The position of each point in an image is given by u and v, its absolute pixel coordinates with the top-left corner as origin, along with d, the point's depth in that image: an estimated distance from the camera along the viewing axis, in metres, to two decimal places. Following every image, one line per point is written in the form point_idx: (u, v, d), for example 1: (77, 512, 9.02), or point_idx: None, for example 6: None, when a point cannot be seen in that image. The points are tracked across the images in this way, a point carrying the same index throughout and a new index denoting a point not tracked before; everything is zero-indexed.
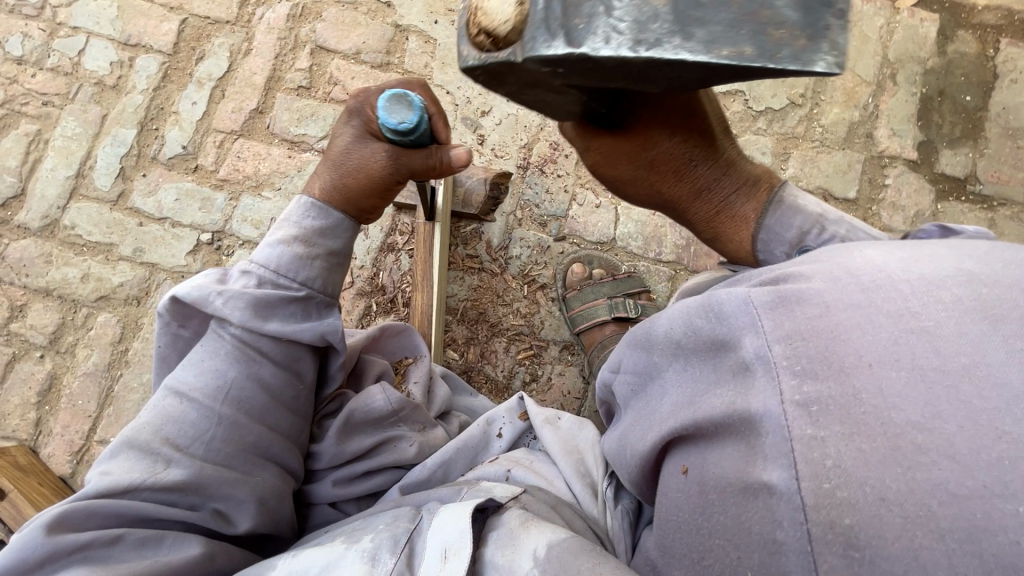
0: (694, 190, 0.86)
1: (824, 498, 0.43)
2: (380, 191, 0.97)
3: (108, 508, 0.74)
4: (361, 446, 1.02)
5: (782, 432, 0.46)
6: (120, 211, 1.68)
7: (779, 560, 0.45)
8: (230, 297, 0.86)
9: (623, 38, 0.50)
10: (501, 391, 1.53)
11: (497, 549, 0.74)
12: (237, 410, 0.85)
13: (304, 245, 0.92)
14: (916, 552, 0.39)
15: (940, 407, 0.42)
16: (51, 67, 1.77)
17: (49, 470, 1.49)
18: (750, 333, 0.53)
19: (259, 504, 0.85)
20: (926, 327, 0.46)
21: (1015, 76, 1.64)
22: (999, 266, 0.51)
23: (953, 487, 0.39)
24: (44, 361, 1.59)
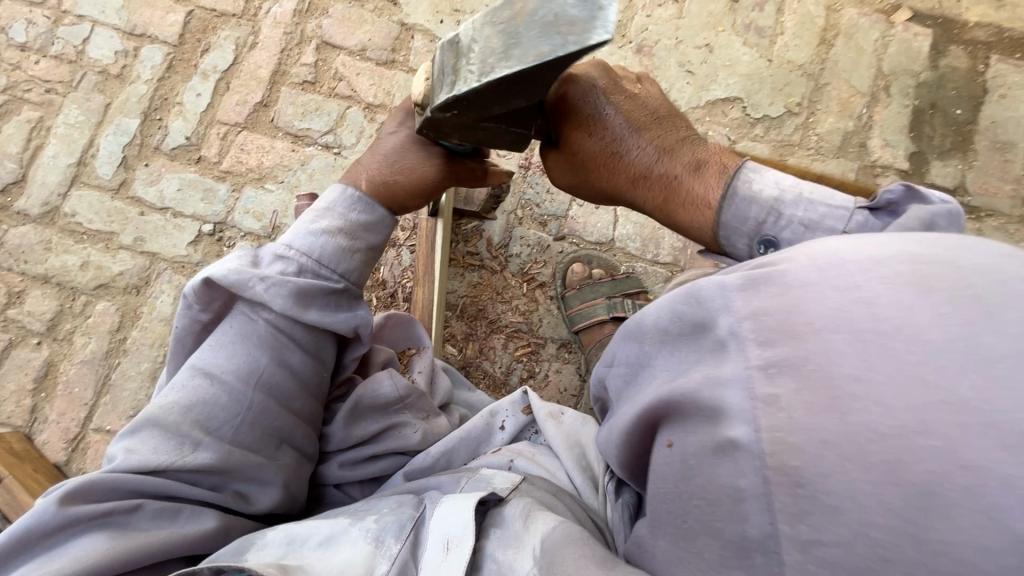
0: (632, 182, 0.86)
1: (779, 446, 0.46)
2: (426, 193, 1.02)
3: (133, 483, 0.75)
4: (367, 432, 1.04)
5: (744, 393, 0.49)
6: (121, 200, 1.68)
7: (742, 507, 0.48)
8: (272, 284, 0.88)
9: (469, 74, 0.68)
10: (499, 387, 1.55)
11: (499, 546, 0.75)
12: (266, 396, 0.86)
13: (346, 238, 0.96)
14: (850, 485, 0.42)
15: (874, 363, 0.44)
16: (54, 55, 1.78)
17: (43, 457, 1.48)
18: (723, 312, 0.55)
19: (283, 488, 0.87)
20: (866, 296, 0.47)
21: (1004, 92, 1.69)
22: (945, 247, 0.50)
23: (879, 427, 0.42)
24: (41, 348, 1.58)
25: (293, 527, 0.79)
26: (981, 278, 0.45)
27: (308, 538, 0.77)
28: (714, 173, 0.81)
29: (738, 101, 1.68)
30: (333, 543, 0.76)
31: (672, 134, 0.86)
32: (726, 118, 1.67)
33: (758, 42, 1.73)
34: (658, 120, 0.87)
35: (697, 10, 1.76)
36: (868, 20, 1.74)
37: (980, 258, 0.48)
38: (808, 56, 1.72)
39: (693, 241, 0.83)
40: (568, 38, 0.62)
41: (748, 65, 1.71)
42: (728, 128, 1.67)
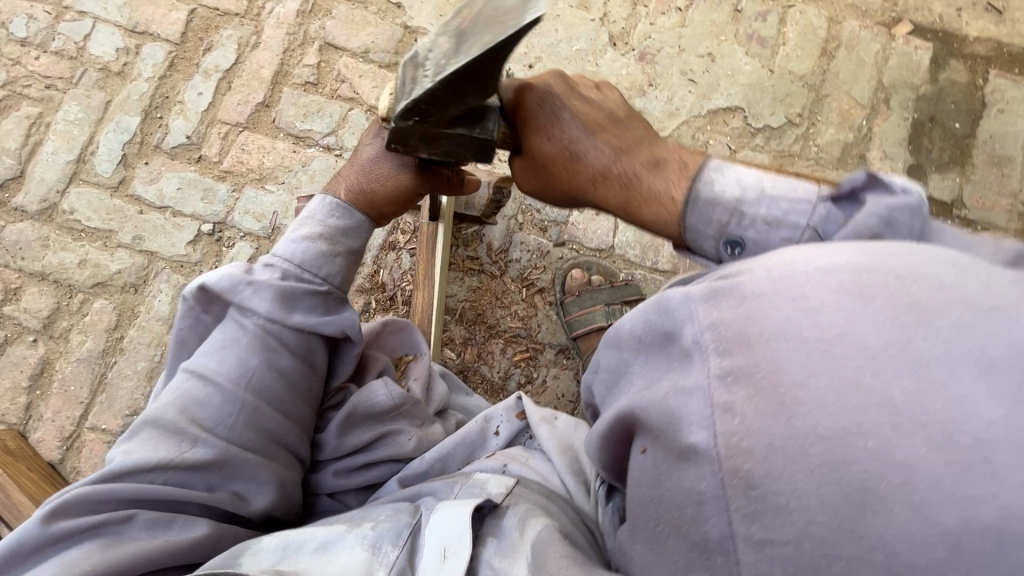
0: (590, 182, 0.83)
1: (733, 450, 0.47)
2: (403, 200, 0.99)
3: (126, 489, 0.76)
4: (361, 440, 1.03)
5: (704, 400, 0.51)
6: (120, 198, 1.67)
7: (703, 510, 0.49)
8: (257, 289, 0.90)
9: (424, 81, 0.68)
10: (496, 392, 1.55)
11: (495, 553, 0.76)
12: (258, 396, 0.86)
13: (328, 243, 0.95)
14: (795, 486, 0.44)
15: (815, 369, 0.46)
16: (55, 51, 1.77)
17: (38, 455, 1.47)
18: (689, 323, 0.55)
19: (278, 485, 0.86)
20: (813, 306, 0.49)
21: (1002, 107, 1.70)
22: (890, 255, 0.53)
23: (820, 430, 0.44)
24: (37, 346, 1.58)
25: (288, 533, 0.78)
26: (919, 285, 0.49)
27: (304, 543, 0.76)
28: (676, 174, 0.79)
29: (739, 110, 1.69)
30: (329, 548, 0.76)
31: (629, 133, 0.83)
32: (726, 128, 1.68)
33: (760, 52, 1.74)
34: (614, 121, 0.84)
35: (699, 19, 1.77)
36: (869, 33, 1.75)
37: (919, 264, 0.51)
38: (809, 67, 1.72)
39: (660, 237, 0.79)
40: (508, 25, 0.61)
41: (749, 75, 1.72)
42: (728, 137, 1.68)
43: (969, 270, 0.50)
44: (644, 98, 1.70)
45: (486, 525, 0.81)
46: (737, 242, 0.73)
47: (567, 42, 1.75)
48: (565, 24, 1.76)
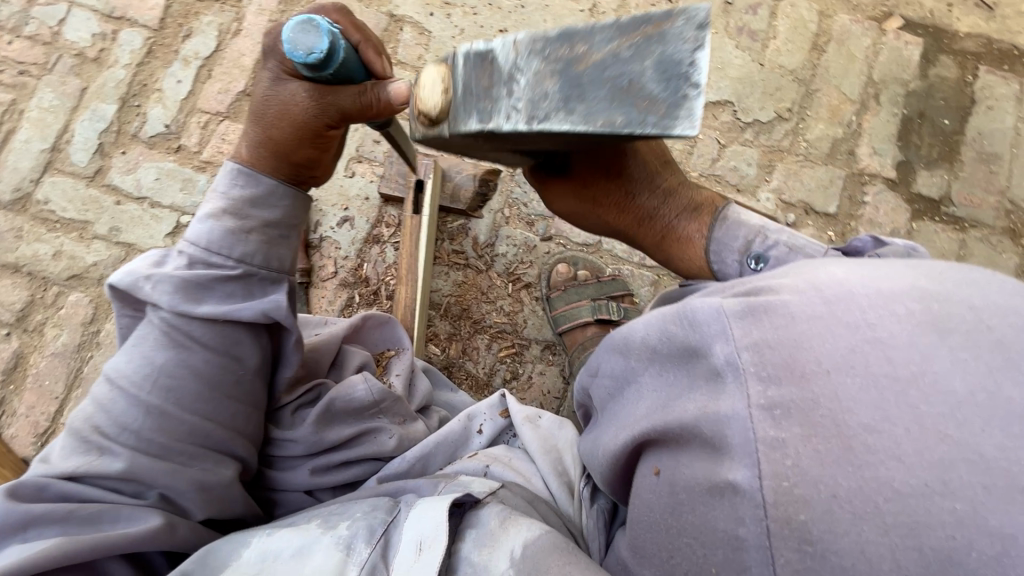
0: (636, 221, 1.03)
1: (783, 496, 0.44)
2: (309, 138, 0.91)
3: (53, 487, 0.74)
4: (340, 436, 1.01)
5: (748, 434, 0.47)
6: (96, 188, 1.63)
7: (742, 557, 0.46)
8: (158, 281, 0.84)
9: (520, 115, 0.67)
10: (482, 388, 1.53)
11: (474, 547, 0.74)
12: (165, 399, 0.80)
13: (236, 220, 0.88)
14: (864, 546, 0.41)
15: (889, 411, 0.44)
16: (28, 35, 1.72)
17: (11, 452, 1.43)
18: (721, 340, 0.54)
19: (201, 491, 0.81)
20: (881, 339, 0.48)
21: (991, 104, 1.70)
22: (950, 285, 0.53)
23: (897, 485, 0.41)
24: (10, 339, 1.53)
25: (266, 542, 0.75)
26: (1001, 325, 0.48)
27: (280, 551, 0.74)
28: (698, 214, 0.98)
29: (728, 104, 1.67)
30: (306, 552, 0.74)
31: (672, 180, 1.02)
32: (716, 121, 1.66)
33: (750, 46, 1.72)
34: (665, 167, 1.02)
35: None
36: (860, 27, 1.74)
37: (997, 302, 0.50)
38: (799, 61, 1.71)
39: (685, 270, 1.00)
40: (635, 101, 0.62)
41: (739, 68, 1.70)
42: (718, 131, 1.66)
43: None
44: None
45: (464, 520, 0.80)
46: (761, 256, 0.88)
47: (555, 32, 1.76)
48: (553, 13, 1.78)
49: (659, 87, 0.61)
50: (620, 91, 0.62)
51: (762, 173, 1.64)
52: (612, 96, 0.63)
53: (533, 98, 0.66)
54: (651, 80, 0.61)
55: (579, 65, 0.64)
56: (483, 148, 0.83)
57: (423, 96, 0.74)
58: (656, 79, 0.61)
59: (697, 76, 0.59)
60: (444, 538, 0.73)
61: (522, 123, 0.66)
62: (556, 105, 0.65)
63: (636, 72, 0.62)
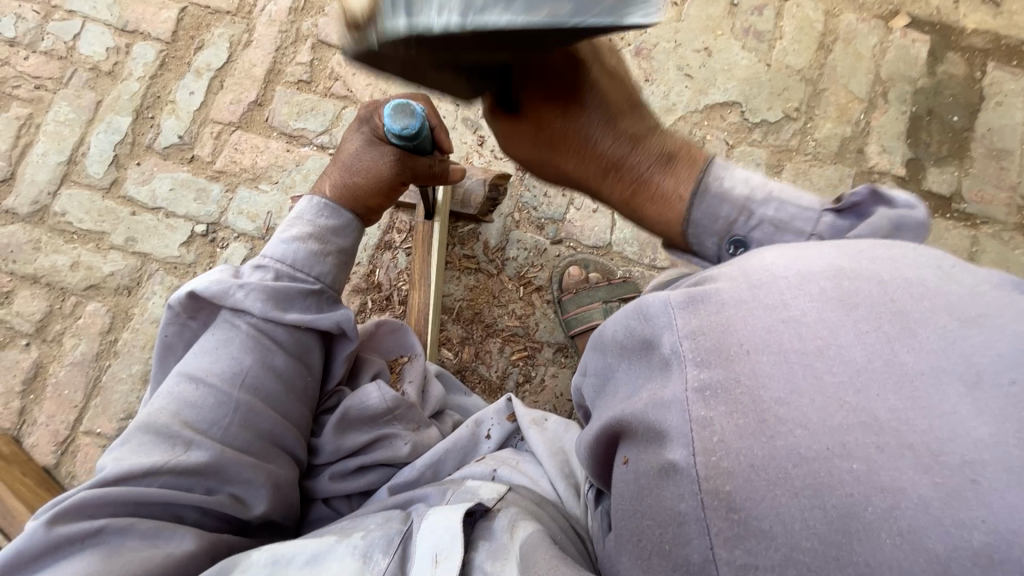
0: (600, 171, 0.80)
1: (712, 469, 0.45)
2: (386, 191, 1.04)
3: (123, 495, 0.73)
4: (357, 442, 1.03)
5: (683, 414, 0.48)
6: (112, 200, 1.65)
7: (684, 531, 0.46)
8: (250, 290, 0.90)
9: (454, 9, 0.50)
10: (495, 391, 1.54)
11: (487, 557, 0.75)
12: (252, 396, 0.86)
13: (318, 242, 0.97)
14: (778, 509, 0.41)
15: (797, 384, 0.45)
16: (44, 50, 1.74)
17: (32, 460, 1.46)
18: (668, 332, 0.55)
19: (275, 487, 0.85)
20: (793, 318, 0.49)
21: (1000, 99, 1.69)
22: (867, 262, 0.54)
23: (803, 449, 0.42)
24: (30, 350, 1.56)
25: (278, 546, 0.76)
26: (903, 298, 0.48)
27: (294, 556, 0.74)
28: (682, 168, 0.77)
29: (736, 105, 1.68)
30: (320, 561, 0.74)
31: (643, 121, 0.79)
32: (724, 122, 1.67)
33: (757, 46, 1.72)
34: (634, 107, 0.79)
35: (695, 14, 1.75)
36: (867, 25, 1.74)
37: (906, 276, 0.51)
38: (806, 61, 1.71)
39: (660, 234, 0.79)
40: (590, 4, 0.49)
41: (746, 69, 1.71)
42: (726, 132, 1.67)
43: (955, 279, 0.51)
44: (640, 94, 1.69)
45: (478, 529, 0.81)
46: (742, 243, 0.74)
47: None
48: None
49: None
50: None
51: (770, 173, 1.64)
52: None
53: None
54: None
55: None
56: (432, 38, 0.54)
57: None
58: None
59: None
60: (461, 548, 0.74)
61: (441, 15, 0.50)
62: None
63: None
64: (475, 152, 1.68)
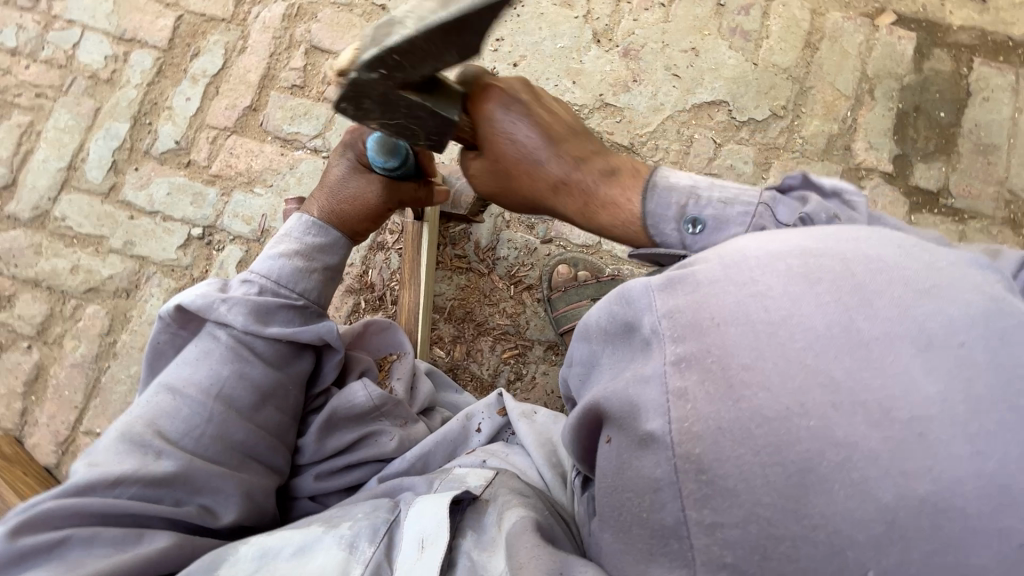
0: (549, 189, 0.80)
1: (685, 435, 0.49)
2: (374, 218, 1.07)
3: (89, 506, 0.75)
4: (341, 442, 1.05)
5: (661, 387, 0.52)
6: (110, 204, 1.69)
7: (660, 496, 0.51)
8: (233, 304, 0.93)
9: None
10: (486, 389, 1.56)
11: (474, 547, 0.78)
12: (226, 407, 0.89)
13: (304, 260, 1.01)
14: (742, 469, 0.46)
15: (762, 351, 0.48)
16: (45, 59, 1.78)
17: (34, 460, 1.49)
18: (647, 312, 0.57)
19: (245, 496, 0.87)
20: (760, 291, 0.51)
21: (987, 95, 1.70)
22: (830, 239, 0.56)
23: (765, 411, 0.46)
24: (31, 352, 1.59)
25: (266, 539, 0.78)
26: (863, 272, 0.50)
27: (281, 550, 0.76)
28: (628, 182, 0.79)
29: (723, 104, 1.70)
30: (307, 552, 0.76)
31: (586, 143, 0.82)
32: (711, 121, 1.69)
33: (744, 46, 1.74)
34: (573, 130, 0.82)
35: (682, 14, 1.76)
36: (853, 23, 1.75)
37: (867, 253, 0.52)
38: (793, 60, 1.73)
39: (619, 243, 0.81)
40: None
41: (733, 68, 1.72)
42: (713, 131, 1.69)
43: (914, 256, 0.53)
44: (628, 94, 1.71)
45: (466, 518, 0.84)
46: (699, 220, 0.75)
47: (550, 39, 1.76)
48: (549, 20, 1.77)
49: None
50: None
51: (758, 171, 1.66)
52: None
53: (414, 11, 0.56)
54: None
55: None
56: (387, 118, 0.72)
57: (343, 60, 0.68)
58: None
59: None
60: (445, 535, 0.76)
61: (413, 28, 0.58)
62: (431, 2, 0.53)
63: None
64: None
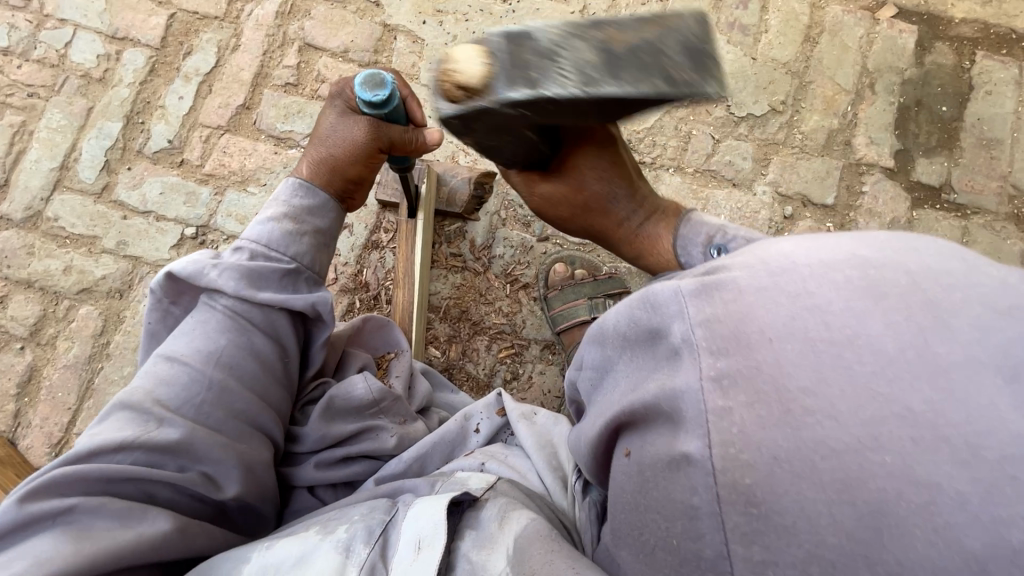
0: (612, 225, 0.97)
1: (730, 461, 0.46)
2: (361, 160, 1.01)
3: (93, 473, 0.73)
4: (344, 430, 1.03)
5: (698, 405, 0.48)
6: (104, 204, 1.68)
7: (696, 525, 0.47)
8: (223, 269, 0.91)
9: (572, 82, 0.68)
10: (482, 389, 1.54)
11: (474, 546, 0.76)
12: (227, 374, 0.87)
13: (293, 223, 0.98)
14: (801, 503, 0.42)
15: (825, 374, 0.45)
16: (37, 59, 1.77)
17: (27, 462, 1.48)
18: (677, 319, 0.55)
19: (246, 468, 0.85)
20: (817, 304, 0.49)
21: (990, 88, 1.67)
22: (891, 251, 0.53)
23: (833, 442, 0.42)
24: (24, 353, 1.58)
25: (264, 555, 0.75)
26: (934, 287, 0.48)
27: (281, 562, 0.74)
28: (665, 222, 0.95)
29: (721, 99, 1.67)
30: (307, 560, 0.74)
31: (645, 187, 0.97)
32: (709, 117, 1.67)
33: (742, 40, 1.72)
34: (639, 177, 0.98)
35: (680, 8, 1.74)
36: (853, 17, 1.73)
37: (934, 266, 0.50)
38: (792, 54, 1.70)
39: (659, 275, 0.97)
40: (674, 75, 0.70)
41: (731, 63, 1.70)
42: (712, 126, 1.66)
43: (982, 271, 0.50)
44: None
45: (465, 518, 0.81)
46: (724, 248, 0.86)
47: None
48: (544, 16, 1.76)
49: (688, 60, 0.73)
50: (656, 65, 0.71)
51: (757, 167, 1.64)
52: (654, 70, 0.70)
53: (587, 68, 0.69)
54: (679, 55, 0.72)
55: (614, 44, 0.71)
56: (490, 133, 0.79)
57: (460, 69, 0.72)
58: (684, 55, 0.73)
59: (708, 48, 0.74)
60: (442, 536, 0.75)
61: (579, 87, 0.68)
62: (606, 74, 0.69)
63: (667, 53, 0.72)
64: (461, 151, 1.69)
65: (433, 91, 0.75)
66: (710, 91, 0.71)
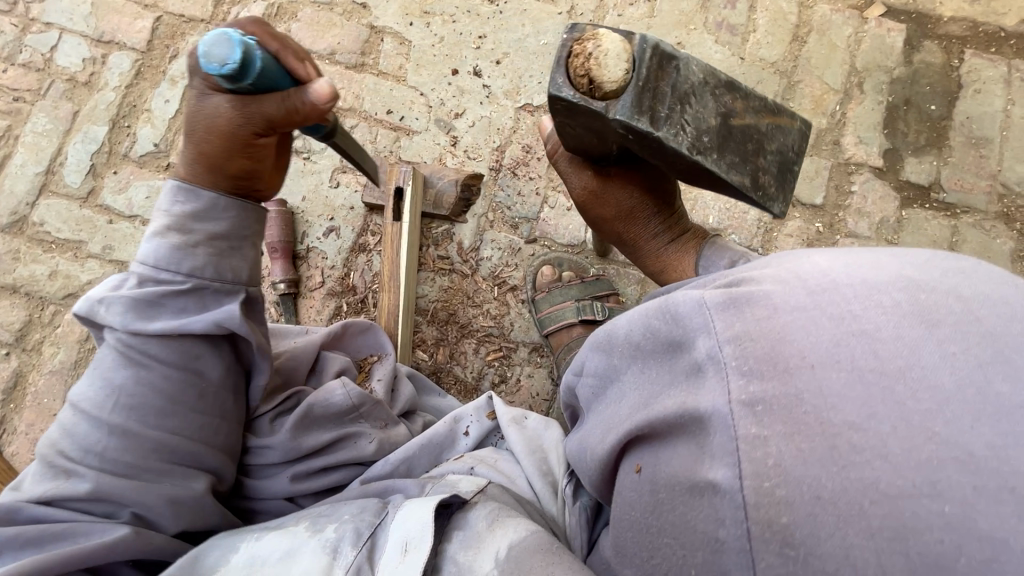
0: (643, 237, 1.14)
1: (763, 496, 0.44)
2: (242, 149, 0.87)
3: (26, 513, 0.77)
4: (318, 441, 1.02)
5: (729, 431, 0.48)
6: (89, 208, 1.67)
7: (721, 559, 0.46)
8: (109, 303, 0.85)
9: (687, 138, 0.78)
10: (470, 392, 1.54)
11: (461, 548, 0.75)
12: (128, 416, 0.82)
13: (180, 233, 0.87)
14: (848, 551, 0.40)
15: (875, 408, 0.43)
16: (22, 63, 1.76)
17: (12, 468, 1.47)
18: (703, 334, 0.55)
19: (175, 506, 0.83)
20: (865, 330, 0.47)
21: (979, 87, 1.67)
22: (936, 274, 0.53)
23: (885, 486, 0.41)
24: (9, 359, 1.57)
25: (253, 546, 0.76)
26: (986, 316, 0.47)
27: (268, 556, 0.74)
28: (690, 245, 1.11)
29: None
30: (293, 556, 0.75)
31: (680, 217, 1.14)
32: None
33: (730, 40, 1.71)
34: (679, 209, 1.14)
35: (668, 8, 1.73)
36: (841, 16, 1.72)
37: (986, 293, 0.50)
38: (779, 53, 1.70)
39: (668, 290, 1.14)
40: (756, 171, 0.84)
41: (719, 63, 1.69)
42: None
43: None
44: None
45: (454, 521, 0.80)
46: None
47: (533, 36, 1.75)
48: (532, 17, 1.76)
49: (777, 171, 0.86)
50: (748, 156, 0.83)
51: None
52: (747, 162, 0.83)
53: (698, 133, 0.79)
54: (770, 161, 0.85)
55: (733, 121, 0.81)
56: (582, 127, 0.88)
57: (602, 65, 0.76)
58: (774, 165, 0.86)
59: (791, 169, 0.88)
60: (429, 538, 0.74)
61: (689, 147, 0.78)
62: (711, 146, 0.80)
63: (760, 148, 0.84)
64: (448, 153, 1.68)
65: (559, 61, 0.78)
66: (773, 210, 0.87)
